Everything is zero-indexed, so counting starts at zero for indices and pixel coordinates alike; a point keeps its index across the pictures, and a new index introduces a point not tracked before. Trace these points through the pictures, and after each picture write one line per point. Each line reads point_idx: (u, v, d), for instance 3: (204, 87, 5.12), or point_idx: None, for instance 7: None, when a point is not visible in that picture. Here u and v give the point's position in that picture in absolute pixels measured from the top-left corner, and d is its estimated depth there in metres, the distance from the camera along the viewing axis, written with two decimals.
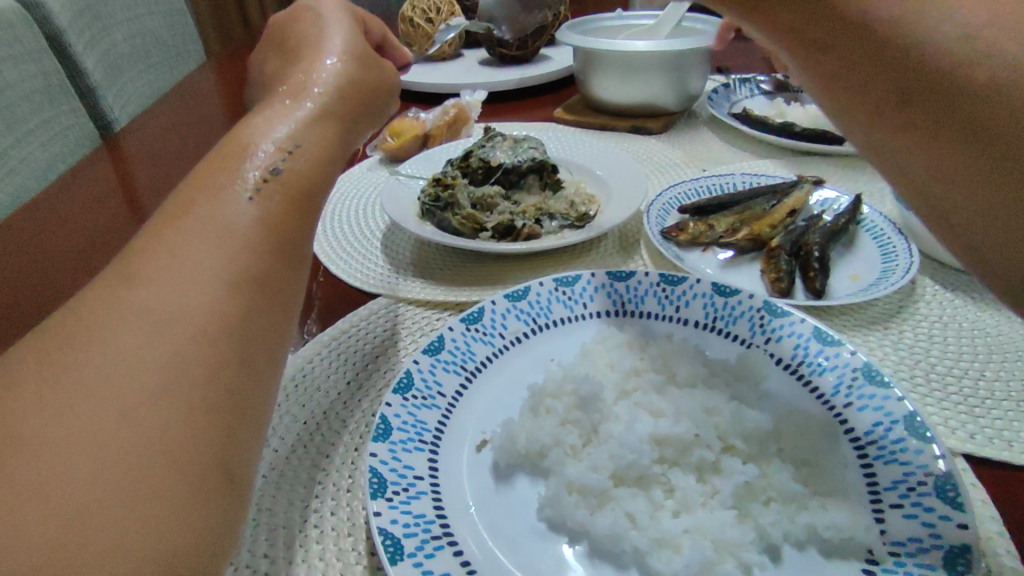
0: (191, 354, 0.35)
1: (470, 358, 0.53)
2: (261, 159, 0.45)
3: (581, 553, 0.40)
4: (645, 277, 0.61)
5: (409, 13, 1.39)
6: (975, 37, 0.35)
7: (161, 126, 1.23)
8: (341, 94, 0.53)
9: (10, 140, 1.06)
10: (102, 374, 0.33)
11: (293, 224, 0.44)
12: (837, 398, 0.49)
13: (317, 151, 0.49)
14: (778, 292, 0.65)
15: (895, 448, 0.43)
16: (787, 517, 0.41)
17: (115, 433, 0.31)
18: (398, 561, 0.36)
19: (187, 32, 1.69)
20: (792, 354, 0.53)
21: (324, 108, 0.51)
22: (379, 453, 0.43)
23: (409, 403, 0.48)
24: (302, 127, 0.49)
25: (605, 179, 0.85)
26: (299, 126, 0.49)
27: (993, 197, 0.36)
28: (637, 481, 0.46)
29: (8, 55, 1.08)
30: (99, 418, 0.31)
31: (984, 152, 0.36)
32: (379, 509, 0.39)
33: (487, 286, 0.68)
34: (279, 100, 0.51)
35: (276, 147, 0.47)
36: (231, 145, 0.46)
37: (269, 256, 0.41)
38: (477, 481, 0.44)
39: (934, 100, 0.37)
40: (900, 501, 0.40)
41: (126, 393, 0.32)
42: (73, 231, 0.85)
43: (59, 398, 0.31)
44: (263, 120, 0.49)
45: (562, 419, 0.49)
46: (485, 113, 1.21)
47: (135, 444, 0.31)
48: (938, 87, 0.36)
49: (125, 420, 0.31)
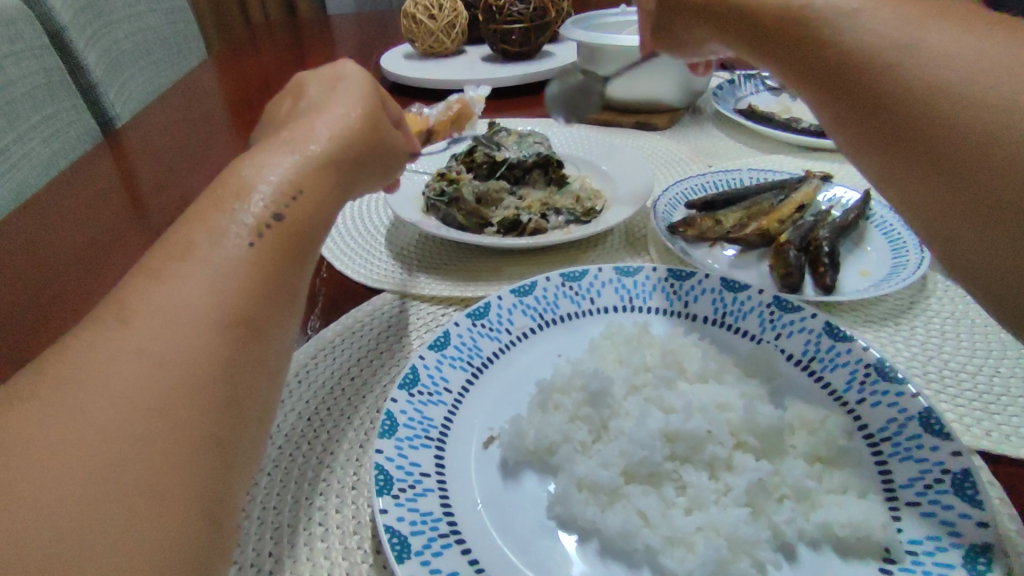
0: (186, 362, 0.35)
1: (477, 353, 0.52)
2: (258, 204, 0.42)
3: (592, 552, 0.39)
4: (653, 272, 0.61)
5: (411, 9, 1.38)
6: (983, 113, 0.39)
7: (163, 122, 1.22)
8: (351, 143, 0.49)
9: (11, 136, 1.05)
10: (94, 384, 0.33)
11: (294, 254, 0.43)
12: (850, 395, 0.48)
13: (319, 195, 0.45)
14: (788, 288, 0.64)
15: (910, 445, 0.42)
16: (802, 515, 0.40)
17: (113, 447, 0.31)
18: (405, 560, 0.35)
19: (189, 28, 1.68)
20: (804, 350, 0.52)
21: (329, 156, 0.47)
22: (385, 450, 0.42)
23: (415, 399, 0.47)
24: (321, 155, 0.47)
25: (611, 174, 0.84)
26: (303, 172, 0.45)
27: (993, 259, 0.40)
28: (647, 478, 0.45)
29: (10, 50, 1.07)
30: (96, 430, 0.31)
31: (986, 215, 0.39)
32: (385, 507, 0.38)
33: (493, 282, 0.68)
34: (281, 141, 0.46)
35: (278, 192, 0.43)
36: (227, 184, 0.43)
37: (270, 273, 0.41)
38: (485, 477, 0.43)
39: (931, 146, 0.41)
40: (917, 499, 0.39)
41: (120, 403, 0.32)
42: (75, 227, 0.85)
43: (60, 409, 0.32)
44: (264, 158, 0.45)
45: (570, 415, 0.49)
46: (488, 109, 1.21)
47: (133, 450, 0.31)
48: (952, 148, 0.40)
49: (123, 431, 0.32)
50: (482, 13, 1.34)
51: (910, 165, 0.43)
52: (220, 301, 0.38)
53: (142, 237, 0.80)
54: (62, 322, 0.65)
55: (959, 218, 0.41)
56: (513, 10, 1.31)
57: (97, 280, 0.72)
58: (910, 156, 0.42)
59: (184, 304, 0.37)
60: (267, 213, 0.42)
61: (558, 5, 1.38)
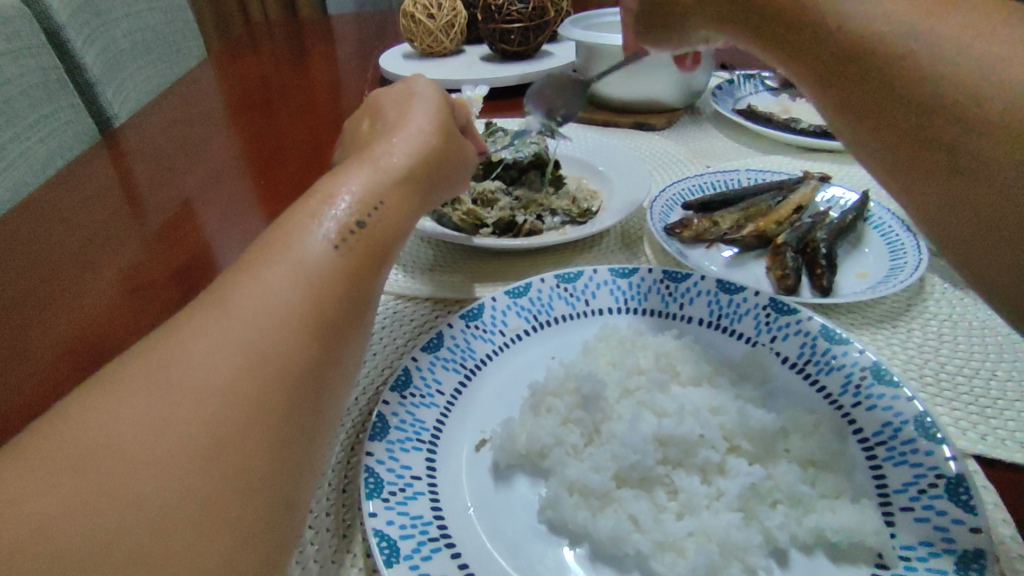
0: (260, 369, 0.35)
1: (470, 355, 0.52)
2: (341, 211, 0.43)
3: (582, 556, 0.39)
4: (648, 273, 0.60)
5: (410, 8, 1.38)
6: (984, 109, 0.36)
7: (160, 121, 1.22)
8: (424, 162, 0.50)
9: (8, 135, 1.05)
10: (148, 379, 0.32)
11: (369, 273, 0.42)
12: (845, 398, 0.47)
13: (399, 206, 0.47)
14: (785, 290, 0.63)
15: (904, 450, 0.42)
16: (795, 519, 0.40)
17: (185, 454, 0.30)
18: (394, 564, 0.35)
19: (187, 27, 1.68)
20: (799, 353, 0.52)
21: (405, 171, 0.49)
22: (376, 453, 0.42)
23: (407, 402, 0.47)
24: (390, 196, 0.46)
25: (608, 174, 0.84)
26: (385, 185, 0.47)
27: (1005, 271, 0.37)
28: (640, 482, 0.44)
29: (7, 49, 1.07)
30: (167, 441, 0.30)
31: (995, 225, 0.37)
32: (375, 510, 0.38)
33: (488, 283, 0.67)
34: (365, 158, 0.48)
35: (357, 203, 0.44)
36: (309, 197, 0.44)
37: (347, 290, 0.40)
38: (476, 481, 0.43)
39: (937, 155, 0.38)
40: (911, 504, 0.39)
41: (193, 410, 0.32)
42: (70, 226, 0.85)
43: (123, 413, 0.31)
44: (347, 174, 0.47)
45: (563, 418, 0.48)
46: (487, 109, 1.20)
47: (200, 457, 0.30)
48: (954, 154, 0.37)
49: (196, 436, 0.31)
50: (481, 12, 1.33)
51: (919, 169, 0.40)
52: (294, 306, 0.37)
53: (137, 237, 0.80)
54: (55, 321, 0.65)
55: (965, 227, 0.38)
56: (512, 10, 1.31)
57: (91, 280, 0.72)
58: (916, 160, 0.40)
59: (255, 310, 0.36)
60: (351, 220, 0.43)
61: (557, 5, 1.38)
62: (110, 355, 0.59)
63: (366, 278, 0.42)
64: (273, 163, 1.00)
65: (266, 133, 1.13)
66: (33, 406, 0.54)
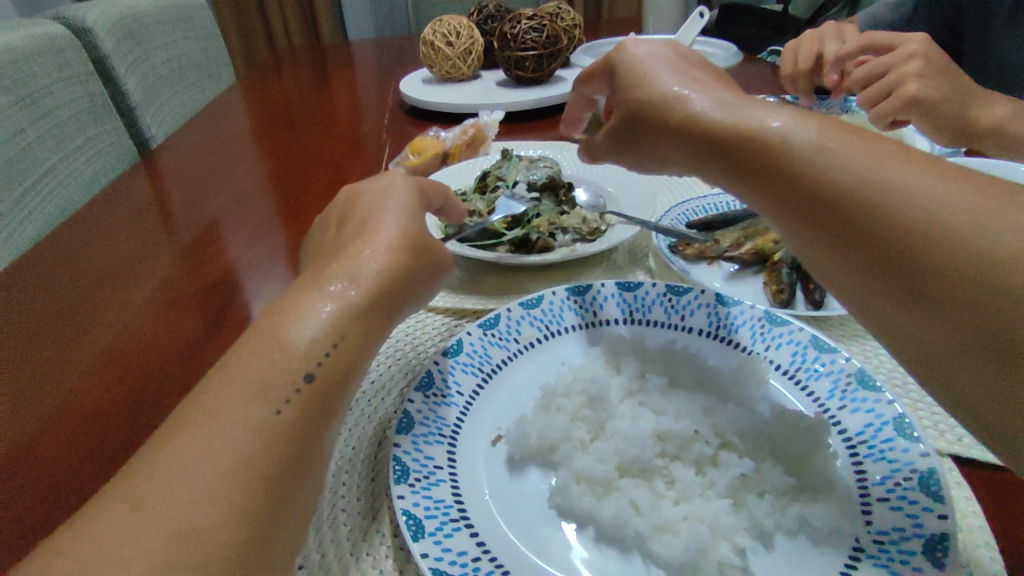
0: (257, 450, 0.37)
1: (487, 360, 0.57)
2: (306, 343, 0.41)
3: (587, 537, 0.43)
4: (652, 287, 0.65)
5: (430, 37, 1.45)
6: (960, 233, 0.37)
7: (197, 143, 1.32)
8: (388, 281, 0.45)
9: (58, 157, 1.16)
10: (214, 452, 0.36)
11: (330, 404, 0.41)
12: (831, 402, 0.52)
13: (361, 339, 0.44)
14: (779, 304, 0.68)
15: (883, 447, 0.46)
16: (780, 508, 0.44)
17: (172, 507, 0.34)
18: (420, 539, 0.40)
19: (219, 53, 1.77)
20: (791, 361, 0.56)
21: (365, 296, 0.44)
22: (403, 445, 0.47)
23: (430, 400, 0.52)
24: (339, 327, 0.43)
25: (616, 195, 0.89)
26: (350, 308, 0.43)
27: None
28: (640, 473, 0.48)
29: (59, 78, 1.18)
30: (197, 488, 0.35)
31: (988, 351, 0.36)
32: (402, 493, 0.43)
33: (504, 295, 0.73)
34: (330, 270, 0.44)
35: (322, 335, 0.42)
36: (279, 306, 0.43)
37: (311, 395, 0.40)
38: (493, 471, 0.48)
39: (908, 276, 0.38)
40: (886, 495, 0.43)
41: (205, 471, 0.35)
42: (112, 243, 0.93)
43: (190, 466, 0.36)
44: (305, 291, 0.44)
45: (572, 416, 0.53)
46: (502, 132, 1.27)
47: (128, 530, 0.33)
48: (939, 290, 0.37)
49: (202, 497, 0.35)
50: (497, 41, 1.41)
51: (878, 292, 0.40)
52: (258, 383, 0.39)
53: (169, 258, 0.87)
54: (99, 332, 0.72)
55: (912, 320, 0.39)
56: (527, 38, 1.38)
57: (128, 297, 0.79)
58: (867, 266, 0.40)
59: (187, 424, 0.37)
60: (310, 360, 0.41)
61: (570, 34, 1.45)
62: (144, 376, 0.64)
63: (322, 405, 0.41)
64: (296, 183, 1.08)
65: (291, 158, 1.19)
66: (64, 424, 0.59)
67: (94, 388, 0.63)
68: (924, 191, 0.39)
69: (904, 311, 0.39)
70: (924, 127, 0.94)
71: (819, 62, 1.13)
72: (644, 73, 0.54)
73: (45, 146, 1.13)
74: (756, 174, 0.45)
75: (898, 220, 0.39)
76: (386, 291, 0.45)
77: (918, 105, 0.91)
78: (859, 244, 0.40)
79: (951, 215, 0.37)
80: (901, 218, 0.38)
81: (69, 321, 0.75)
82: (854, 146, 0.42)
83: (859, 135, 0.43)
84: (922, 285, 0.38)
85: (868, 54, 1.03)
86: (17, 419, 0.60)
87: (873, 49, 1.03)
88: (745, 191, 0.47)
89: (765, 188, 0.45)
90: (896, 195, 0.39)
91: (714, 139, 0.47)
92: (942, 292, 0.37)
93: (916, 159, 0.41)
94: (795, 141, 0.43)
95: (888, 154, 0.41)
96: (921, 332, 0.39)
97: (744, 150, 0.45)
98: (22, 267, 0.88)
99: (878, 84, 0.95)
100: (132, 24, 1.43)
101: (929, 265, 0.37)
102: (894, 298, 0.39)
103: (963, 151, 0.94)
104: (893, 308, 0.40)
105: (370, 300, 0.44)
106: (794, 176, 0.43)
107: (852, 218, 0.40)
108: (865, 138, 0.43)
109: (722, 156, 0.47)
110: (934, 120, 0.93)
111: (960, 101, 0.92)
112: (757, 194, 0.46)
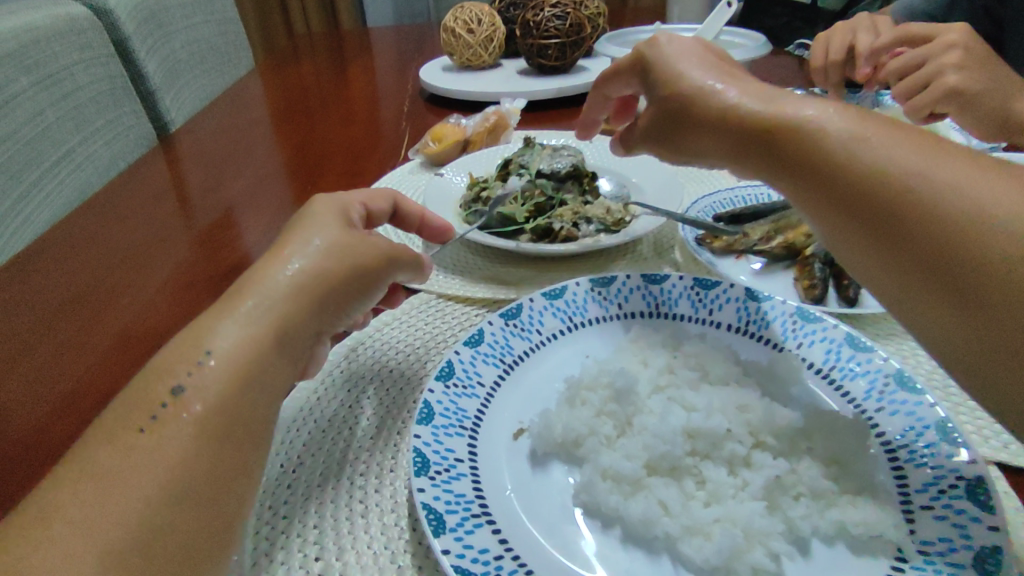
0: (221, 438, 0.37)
1: (508, 351, 0.55)
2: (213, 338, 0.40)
3: (613, 537, 0.41)
4: (679, 280, 0.63)
5: (451, 23, 1.43)
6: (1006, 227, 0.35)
7: (215, 128, 1.31)
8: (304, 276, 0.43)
9: (77, 139, 1.15)
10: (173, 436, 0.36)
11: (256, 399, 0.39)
12: (868, 403, 0.49)
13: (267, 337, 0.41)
14: (811, 300, 0.66)
15: (925, 453, 0.44)
16: (817, 512, 0.42)
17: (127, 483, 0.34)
18: (440, 534, 0.38)
19: (239, 38, 1.76)
20: (824, 359, 0.54)
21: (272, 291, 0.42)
22: (423, 436, 0.46)
23: (450, 391, 0.50)
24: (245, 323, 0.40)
25: (641, 186, 0.86)
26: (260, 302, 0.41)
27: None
28: (669, 471, 0.47)
29: (80, 60, 1.17)
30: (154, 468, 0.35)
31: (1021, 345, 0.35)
32: (422, 486, 0.41)
33: (526, 285, 0.71)
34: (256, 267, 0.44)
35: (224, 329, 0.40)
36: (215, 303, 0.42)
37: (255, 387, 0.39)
38: (515, 466, 0.46)
39: (946, 272, 0.37)
40: (930, 503, 0.41)
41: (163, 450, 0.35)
42: (128, 227, 0.92)
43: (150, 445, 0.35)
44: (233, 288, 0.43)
45: (598, 410, 0.51)
46: (523, 121, 1.25)
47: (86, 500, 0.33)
48: (981, 287, 0.36)
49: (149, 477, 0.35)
50: (519, 29, 1.39)
51: (916, 288, 0.39)
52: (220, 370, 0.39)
53: (182, 242, 0.86)
54: (112, 316, 0.72)
55: (944, 315, 0.38)
56: (549, 26, 1.35)
57: (140, 281, 0.78)
58: (904, 261, 0.39)
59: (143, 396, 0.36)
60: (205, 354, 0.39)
61: (593, 22, 1.42)
62: None
63: (235, 405, 0.38)
64: (313, 169, 1.06)
65: (309, 144, 1.18)
66: (78, 407, 0.58)
67: (107, 371, 0.63)
68: (966, 183, 0.37)
69: (938, 307, 0.38)
70: (963, 122, 0.91)
71: (852, 54, 1.10)
72: (671, 66, 0.52)
73: (64, 127, 1.13)
74: (786, 166, 0.43)
75: (940, 213, 0.37)
76: (297, 288, 0.43)
77: (958, 98, 0.88)
78: (896, 238, 0.39)
79: (992, 211, 0.36)
80: (942, 211, 0.37)
81: (83, 304, 0.74)
82: (889, 136, 0.40)
83: (894, 125, 0.42)
84: (963, 282, 0.36)
85: (904, 46, 1.00)
86: (29, 402, 0.59)
87: (910, 41, 0.99)
88: (775, 182, 0.45)
89: (795, 181, 0.43)
90: (938, 187, 0.38)
91: (739, 129, 0.46)
92: (979, 291, 0.36)
93: (957, 150, 0.40)
94: (828, 131, 0.42)
95: (926, 146, 0.40)
96: (950, 322, 0.38)
97: (774, 140, 0.44)
98: (38, 249, 0.88)
99: (916, 75, 0.91)
100: (153, 6, 1.42)
101: (972, 260, 0.36)
102: (932, 294, 0.38)
103: (1003, 147, 0.90)
104: (928, 303, 0.38)
105: (278, 295, 0.42)
106: (831, 168, 0.41)
107: (889, 210, 0.39)
108: (907, 131, 0.41)
109: (752, 148, 0.45)
110: (974, 114, 0.89)
111: (1001, 95, 0.89)
112: (788, 186, 0.44)
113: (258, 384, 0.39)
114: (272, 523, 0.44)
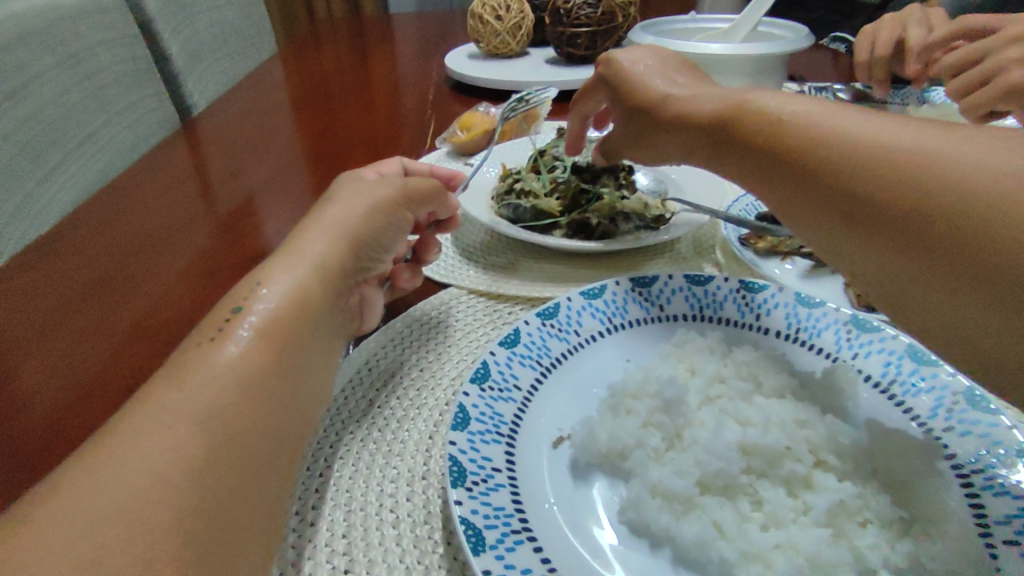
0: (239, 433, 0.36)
1: (546, 353, 0.53)
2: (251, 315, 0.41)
3: (665, 560, 0.39)
4: (724, 282, 0.60)
5: (479, 10, 1.40)
6: None
7: (238, 112, 1.29)
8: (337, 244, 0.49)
9: (100, 120, 1.14)
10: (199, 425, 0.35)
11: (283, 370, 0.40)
12: (935, 422, 0.46)
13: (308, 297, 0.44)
14: (864, 307, 0.62)
15: (1003, 481, 0.40)
16: (887, 542, 0.39)
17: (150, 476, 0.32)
18: (481, 553, 0.35)
19: (262, 21, 1.74)
20: (883, 372, 0.50)
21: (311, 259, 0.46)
22: (458, 443, 0.43)
23: (486, 394, 0.47)
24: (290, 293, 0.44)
25: (679, 181, 0.83)
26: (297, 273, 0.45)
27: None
28: (723, 490, 0.43)
29: (103, 40, 1.15)
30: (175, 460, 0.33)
31: None
32: (460, 498, 0.39)
33: (561, 283, 0.68)
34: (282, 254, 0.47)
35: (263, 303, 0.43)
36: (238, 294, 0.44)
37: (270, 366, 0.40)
38: (556, 477, 0.44)
39: (976, 270, 0.34)
40: (1016, 537, 0.37)
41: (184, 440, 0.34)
42: (150, 211, 0.91)
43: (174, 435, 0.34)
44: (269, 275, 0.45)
45: (644, 420, 0.48)
46: (552, 112, 1.21)
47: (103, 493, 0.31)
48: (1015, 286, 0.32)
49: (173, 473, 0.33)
50: (548, 16, 1.35)
51: (942, 292, 0.36)
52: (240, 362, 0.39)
53: (204, 228, 0.84)
54: (132, 301, 0.70)
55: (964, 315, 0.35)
56: (580, 14, 1.31)
57: (159, 266, 0.76)
58: (930, 263, 0.36)
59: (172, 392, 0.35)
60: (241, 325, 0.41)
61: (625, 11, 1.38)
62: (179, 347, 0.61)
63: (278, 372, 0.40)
64: (338, 156, 1.04)
65: (333, 131, 1.15)
66: (99, 395, 0.56)
67: (129, 357, 0.61)
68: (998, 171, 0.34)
69: (955, 306, 0.35)
70: None
71: (900, 48, 1.05)
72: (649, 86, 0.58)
73: (87, 108, 1.11)
74: (797, 176, 0.42)
75: (970, 207, 0.34)
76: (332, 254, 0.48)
77: None
78: (919, 239, 0.36)
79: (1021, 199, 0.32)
80: (971, 204, 0.34)
81: (103, 289, 0.72)
82: (907, 132, 0.38)
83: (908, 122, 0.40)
84: (996, 280, 0.33)
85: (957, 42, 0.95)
86: (41, 391, 0.57)
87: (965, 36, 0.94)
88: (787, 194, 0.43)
89: (805, 189, 0.41)
90: (964, 181, 0.34)
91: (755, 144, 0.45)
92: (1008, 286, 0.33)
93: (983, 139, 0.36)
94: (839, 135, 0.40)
95: (949, 139, 0.37)
96: (963, 321, 0.36)
97: (785, 150, 0.43)
98: (58, 232, 0.86)
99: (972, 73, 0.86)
100: None
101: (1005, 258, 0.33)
102: (954, 296, 0.35)
103: None
104: (947, 306, 0.36)
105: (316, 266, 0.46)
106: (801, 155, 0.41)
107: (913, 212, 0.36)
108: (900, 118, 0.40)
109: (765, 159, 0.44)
110: None
111: None
112: (800, 198, 0.42)
113: (298, 351, 0.42)
114: (300, 530, 0.42)
